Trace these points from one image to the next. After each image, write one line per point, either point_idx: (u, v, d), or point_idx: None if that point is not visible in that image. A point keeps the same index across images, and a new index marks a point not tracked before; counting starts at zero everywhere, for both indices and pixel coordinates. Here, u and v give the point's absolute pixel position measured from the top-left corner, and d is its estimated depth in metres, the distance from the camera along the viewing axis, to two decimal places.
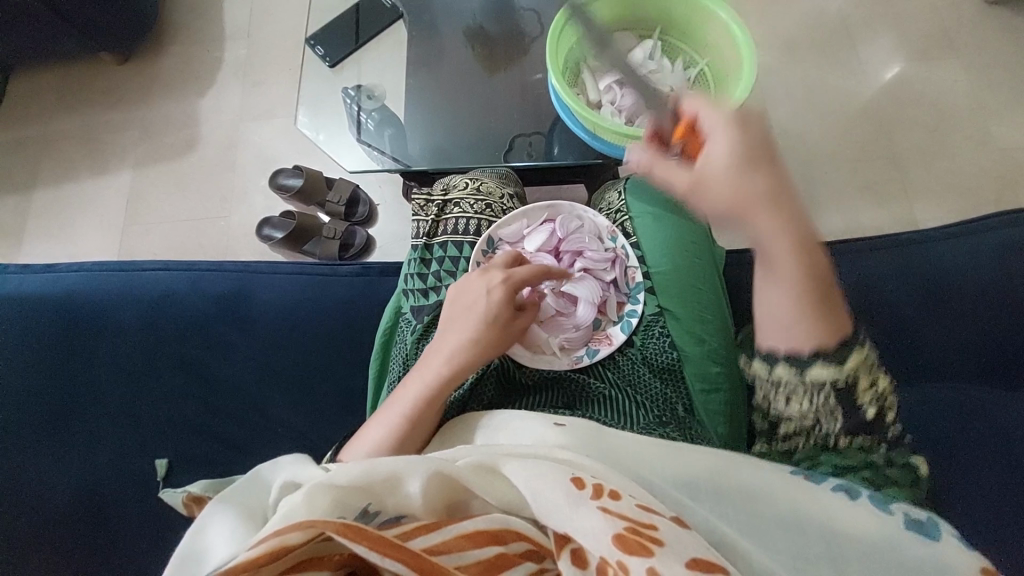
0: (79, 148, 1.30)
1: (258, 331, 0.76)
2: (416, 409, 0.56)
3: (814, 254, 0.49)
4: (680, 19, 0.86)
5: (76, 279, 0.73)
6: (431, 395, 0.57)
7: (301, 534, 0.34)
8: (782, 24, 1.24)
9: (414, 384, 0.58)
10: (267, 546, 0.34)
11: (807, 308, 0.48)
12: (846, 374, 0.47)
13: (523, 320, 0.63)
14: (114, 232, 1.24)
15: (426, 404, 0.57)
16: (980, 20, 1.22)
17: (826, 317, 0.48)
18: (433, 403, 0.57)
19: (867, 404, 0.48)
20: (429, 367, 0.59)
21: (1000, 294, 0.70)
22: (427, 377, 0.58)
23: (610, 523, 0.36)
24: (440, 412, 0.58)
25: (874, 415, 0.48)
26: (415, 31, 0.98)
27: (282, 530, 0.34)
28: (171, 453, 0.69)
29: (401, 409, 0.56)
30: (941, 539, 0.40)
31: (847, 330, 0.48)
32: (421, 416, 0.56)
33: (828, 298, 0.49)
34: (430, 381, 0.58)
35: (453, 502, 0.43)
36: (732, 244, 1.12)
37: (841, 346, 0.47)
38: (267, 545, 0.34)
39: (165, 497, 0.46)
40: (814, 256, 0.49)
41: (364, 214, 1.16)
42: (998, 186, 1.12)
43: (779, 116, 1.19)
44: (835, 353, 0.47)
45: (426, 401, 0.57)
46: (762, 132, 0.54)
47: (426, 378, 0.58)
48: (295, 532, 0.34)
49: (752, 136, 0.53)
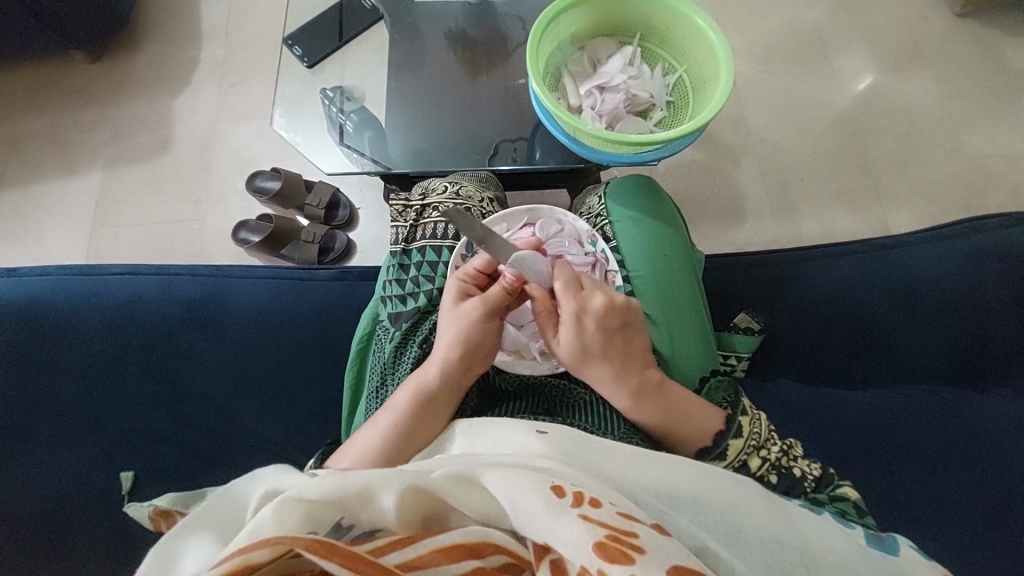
0: (47, 148, 1.26)
1: (232, 337, 0.74)
2: (408, 416, 0.57)
3: (655, 403, 0.58)
4: (661, 25, 0.86)
5: (38, 283, 0.70)
6: (424, 402, 0.58)
7: (268, 551, 0.33)
8: (759, 33, 1.26)
9: (407, 388, 0.59)
10: (231, 563, 0.32)
11: (660, 436, 0.60)
12: (733, 460, 0.57)
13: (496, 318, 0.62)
14: (83, 235, 1.20)
15: (418, 411, 0.58)
16: (948, 33, 1.26)
17: (694, 432, 0.58)
18: (426, 411, 0.58)
19: (765, 472, 0.57)
20: (423, 369, 0.61)
21: (970, 299, 0.72)
22: (418, 381, 0.59)
23: (591, 532, 0.36)
24: (440, 422, 0.59)
25: (778, 479, 0.57)
26: (397, 34, 0.97)
27: (247, 547, 0.33)
28: (138, 465, 0.66)
29: (393, 415, 0.57)
30: (899, 553, 0.46)
31: (718, 424, 0.59)
32: (414, 426, 0.57)
33: (677, 428, 0.59)
34: (422, 385, 0.59)
35: (428, 514, 0.41)
36: (710, 248, 1.14)
37: (719, 438, 0.58)
38: (231, 562, 0.32)
39: (130, 511, 0.46)
40: (657, 408, 0.59)
41: (345, 217, 1.14)
42: (967, 194, 1.16)
43: (757, 124, 1.21)
44: (715, 446, 0.58)
45: (419, 407, 0.58)
46: (598, 323, 0.58)
47: (415, 382, 0.59)
48: (262, 548, 0.33)
49: (589, 327, 0.59)
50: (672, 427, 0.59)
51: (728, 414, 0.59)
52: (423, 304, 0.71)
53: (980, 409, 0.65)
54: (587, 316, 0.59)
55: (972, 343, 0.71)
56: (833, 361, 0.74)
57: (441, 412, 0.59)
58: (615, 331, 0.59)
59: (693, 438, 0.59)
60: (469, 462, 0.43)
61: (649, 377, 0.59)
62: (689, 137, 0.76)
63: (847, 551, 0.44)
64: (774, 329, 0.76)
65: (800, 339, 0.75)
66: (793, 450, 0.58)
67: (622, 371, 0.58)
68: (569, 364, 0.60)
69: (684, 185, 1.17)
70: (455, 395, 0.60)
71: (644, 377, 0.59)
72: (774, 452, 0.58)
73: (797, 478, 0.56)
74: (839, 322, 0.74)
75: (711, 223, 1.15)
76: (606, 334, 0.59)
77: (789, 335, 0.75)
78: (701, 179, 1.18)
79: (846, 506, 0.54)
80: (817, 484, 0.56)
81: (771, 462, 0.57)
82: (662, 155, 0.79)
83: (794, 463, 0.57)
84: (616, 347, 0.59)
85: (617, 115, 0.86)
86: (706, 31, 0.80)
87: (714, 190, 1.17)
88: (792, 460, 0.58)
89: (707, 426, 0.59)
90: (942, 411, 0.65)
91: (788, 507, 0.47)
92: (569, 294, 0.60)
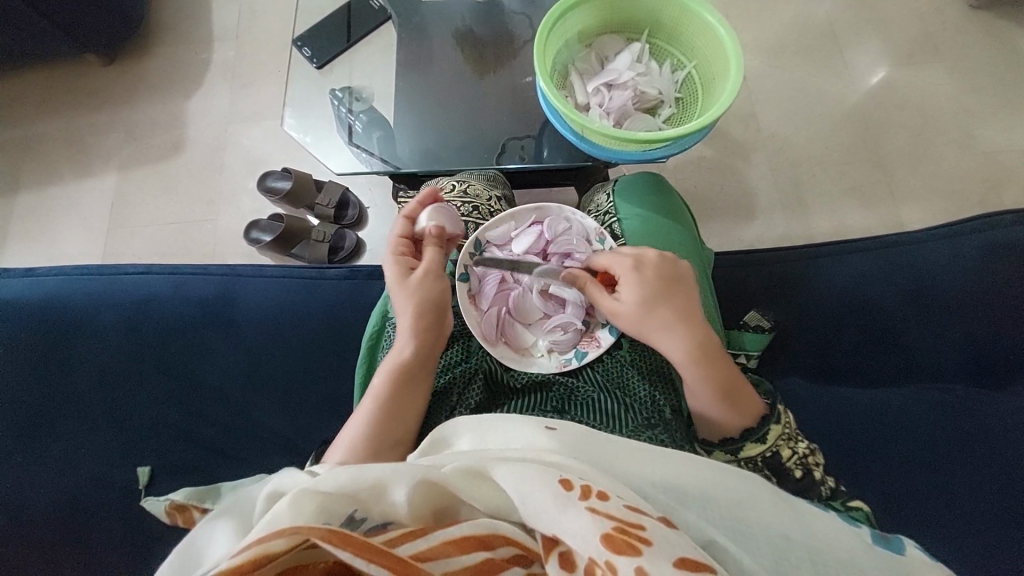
0: (64, 150, 1.28)
1: (244, 336, 0.76)
2: (388, 397, 0.58)
3: (719, 361, 0.58)
4: (669, 21, 0.85)
5: (57, 283, 0.72)
6: (400, 379, 0.59)
7: (285, 540, 0.33)
8: (770, 27, 1.25)
9: (381, 374, 0.60)
10: (249, 553, 0.33)
11: (714, 402, 0.58)
12: (770, 446, 0.57)
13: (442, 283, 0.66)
14: (100, 236, 1.22)
15: (396, 390, 0.59)
16: (964, 25, 1.23)
17: (747, 401, 0.58)
18: (403, 387, 0.59)
19: (794, 465, 0.56)
20: (393, 352, 0.62)
21: (985, 295, 0.70)
22: (391, 363, 0.61)
23: (599, 524, 0.36)
24: (421, 394, 0.61)
25: (802, 475, 0.57)
26: (405, 33, 0.97)
27: (265, 536, 0.33)
28: (154, 461, 0.67)
29: (373, 399, 0.58)
30: (906, 552, 0.46)
31: (761, 409, 0.58)
32: (393, 403, 0.58)
33: (731, 389, 0.58)
34: (395, 366, 0.60)
35: (439, 508, 0.42)
36: (720, 245, 1.13)
37: (761, 423, 0.58)
38: (249, 551, 0.33)
39: (147, 505, 0.46)
40: (716, 366, 0.58)
41: (354, 216, 1.15)
42: (984, 189, 1.14)
43: (768, 120, 1.20)
44: (757, 429, 0.57)
45: (395, 385, 0.59)
46: (656, 276, 0.61)
47: (388, 366, 0.60)
48: (279, 538, 0.33)
49: (650, 280, 0.61)
50: (733, 393, 0.58)
51: (768, 403, 0.60)
52: None
53: (995, 405, 0.63)
54: (647, 272, 0.62)
55: (990, 340, 0.69)
56: (844, 358, 0.74)
57: (419, 384, 0.61)
58: (673, 287, 0.61)
59: (745, 410, 0.58)
60: (480, 457, 0.44)
61: (710, 335, 0.59)
62: (698, 134, 0.76)
63: (853, 548, 0.44)
64: (784, 327, 0.75)
65: (810, 336, 0.75)
66: (817, 456, 0.58)
67: (685, 323, 0.59)
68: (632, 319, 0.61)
69: (694, 182, 1.17)
70: (428, 366, 0.62)
71: (704, 335, 0.59)
72: (803, 449, 0.58)
73: (816, 480, 0.57)
74: (851, 319, 0.74)
75: (721, 220, 1.15)
76: (666, 288, 0.61)
77: (800, 332, 0.75)
78: (711, 175, 1.17)
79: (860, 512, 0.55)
80: (831, 493, 0.57)
81: (801, 457, 0.57)
82: (670, 153, 0.79)
83: (816, 467, 0.57)
84: (675, 301, 0.60)
85: (626, 112, 0.85)
86: (715, 27, 0.79)
87: (724, 186, 1.16)
88: (815, 462, 0.58)
89: (752, 407, 0.58)
90: (956, 409, 0.64)
91: (798, 503, 0.46)
92: (624, 254, 0.64)
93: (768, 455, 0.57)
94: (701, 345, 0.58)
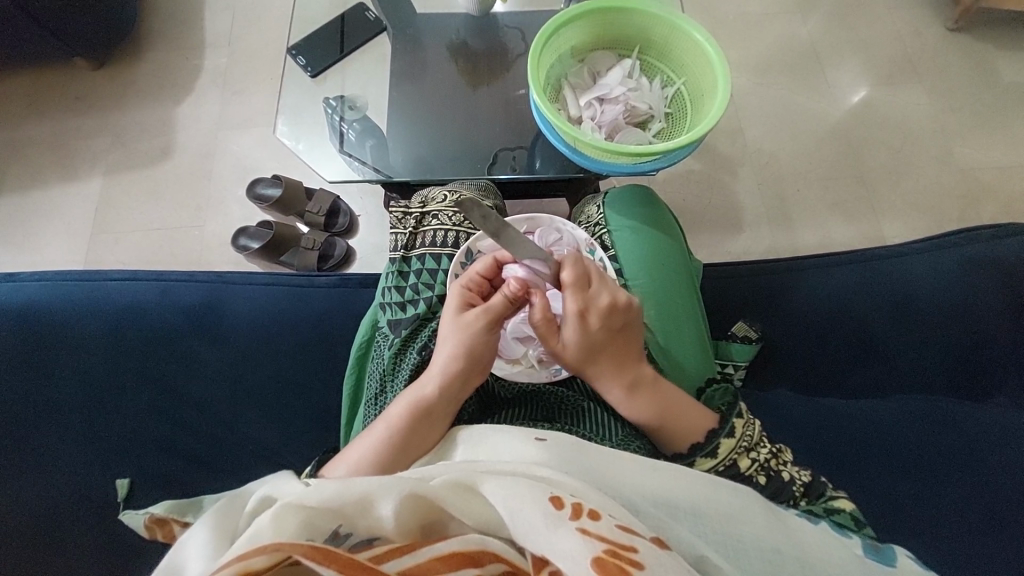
0: (48, 154, 1.26)
1: (232, 345, 0.74)
2: (400, 427, 0.56)
3: (649, 396, 0.58)
4: (658, 39, 0.87)
5: (37, 290, 0.70)
6: (419, 413, 0.56)
7: (266, 558, 0.32)
8: (753, 47, 1.29)
9: (401, 401, 0.58)
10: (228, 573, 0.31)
11: (652, 426, 0.58)
12: (723, 460, 0.56)
13: (484, 318, 0.60)
14: (83, 241, 1.20)
15: (411, 424, 0.56)
16: (937, 48, 1.29)
17: (690, 421, 0.58)
18: (420, 423, 0.56)
19: (754, 474, 0.56)
20: (418, 386, 0.58)
21: (963, 307, 0.72)
22: (414, 394, 0.58)
23: (590, 545, 0.34)
24: (438, 432, 0.57)
25: (767, 481, 0.55)
26: (399, 45, 0.99)
27: (246, 554, 0.32)
28: (132, 471, 0.65)
29: (386, 427, 0.56)
30: (896, 564, 0.45)
31: (714, 420, 0.58)
32: (408, 436, 0.55)
33: (667, 420, 0.58)
34: (418, 399, 0.57)
35: (428, 523, 0.40)
36: (708, 256, 1.15)
37: (711, 437, 0.57)
38: (228, 572, 0.31)
39: (125, 520, 0.44)
40: (651, 400, 0.58)
41: (345, 224, 1.15)
42: (961, 205, 1.17)
43: (754, 136, 1.23)
44: (708, 445, 0.57)
45: (413, 419, 0.56)
46: (603, 323, 0.58)
47: (411, 396, 0.58)
48: (259, 556, 0.32)
49: (595, 331, 0.58)
50: (673, 421, 0.58)
51: (722, 415, 0.59)
52: (422, 312, 0.71)
53: (977, 417, 0.64)
54: (593, 318, 0.58)
55: (969, 350, 0.71)
56: (830, 368, 0.75)
57: (439, 423, 0.57)
58: (615, 332, 0.59)
59: (693, 429, 0.58)
60: (470, 469, 0.42)
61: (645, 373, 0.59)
62: (686, 150, 0.77)
63: (843, 558, 0.44)
64: (771, 338, 0.76)
65: (796, 348, 0.76)
66: (782, 455, 0.57)
67: (610, 365, 0.59)
68: (571, 362, 0.60)
69: (681, 195, 1.19)
70: (451, 406, 0.59)
71: (636, 371, 0.59)
72: (765, 455, 0.57)
73: (785, 483, 0.55)
74: (838, 329, 0.75)
75: (708, 232, 1.16)
76: (611, 335, 0.59)
77: (788, 343, 0.76)
78: (697, 190, 1.19)
79: (843, 519, 0.52)
80: (806, 491, 0.55)
81: (766, 474, 0.56)
82: (660, 166, 0.79)
83: (782, 468, 0.56)
84: (615, 352, 0.59)
85: (617, 126, 0.87)
86: (703, 46, 0.81)
87: (711, 200, 1.18)
88: (781, 464, 0.57)
89: (701, 422, 0.58)
90: (939, 419, 0.65)
91: (786, 518, 0.47)
92: (579, 293, 0.59)
93: (721, 467, 0.57)
94: (630, 384, 0.58)
